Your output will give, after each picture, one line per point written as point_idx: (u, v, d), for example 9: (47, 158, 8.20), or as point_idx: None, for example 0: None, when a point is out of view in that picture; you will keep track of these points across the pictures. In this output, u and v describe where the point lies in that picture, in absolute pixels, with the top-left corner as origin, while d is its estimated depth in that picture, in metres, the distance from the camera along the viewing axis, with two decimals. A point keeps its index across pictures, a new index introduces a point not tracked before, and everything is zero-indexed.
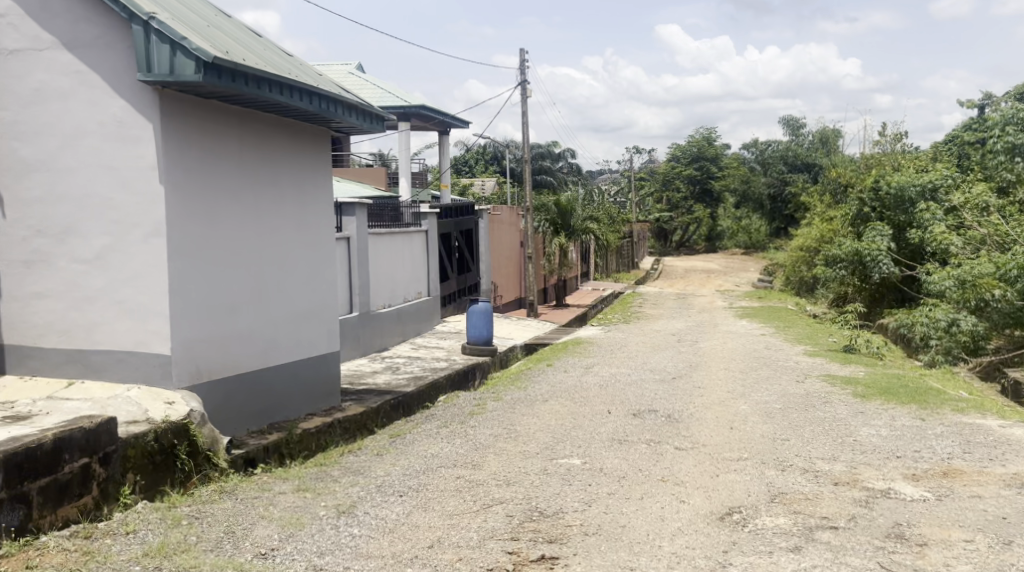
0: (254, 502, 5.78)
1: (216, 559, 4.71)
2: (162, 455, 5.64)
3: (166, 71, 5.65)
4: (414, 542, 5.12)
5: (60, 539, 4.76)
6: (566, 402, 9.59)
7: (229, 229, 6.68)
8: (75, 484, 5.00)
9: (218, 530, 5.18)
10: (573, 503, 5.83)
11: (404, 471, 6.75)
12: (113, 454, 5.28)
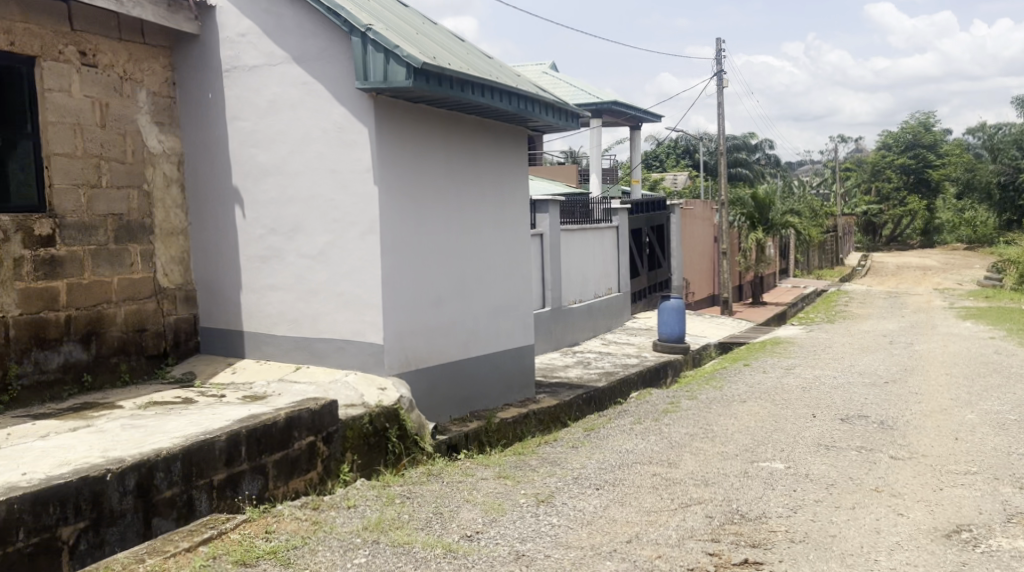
0: (459, 485, 6.01)
1: (427, 537, 4.94)
2: (376, 437, 5.99)
3: (380, 78, 5.96)
4: (613, 535, 5.14)
5: (293, 508, 5.19)
6: (766, 403, 9.29)
7: (434, 226, 6.95)
8: (303, 460, 5.42)
9: (428, 510, 5.43)
10: (778, 509, 5.65)
11: (600, 465, 6.79)
12: (335, 434, 5.67)
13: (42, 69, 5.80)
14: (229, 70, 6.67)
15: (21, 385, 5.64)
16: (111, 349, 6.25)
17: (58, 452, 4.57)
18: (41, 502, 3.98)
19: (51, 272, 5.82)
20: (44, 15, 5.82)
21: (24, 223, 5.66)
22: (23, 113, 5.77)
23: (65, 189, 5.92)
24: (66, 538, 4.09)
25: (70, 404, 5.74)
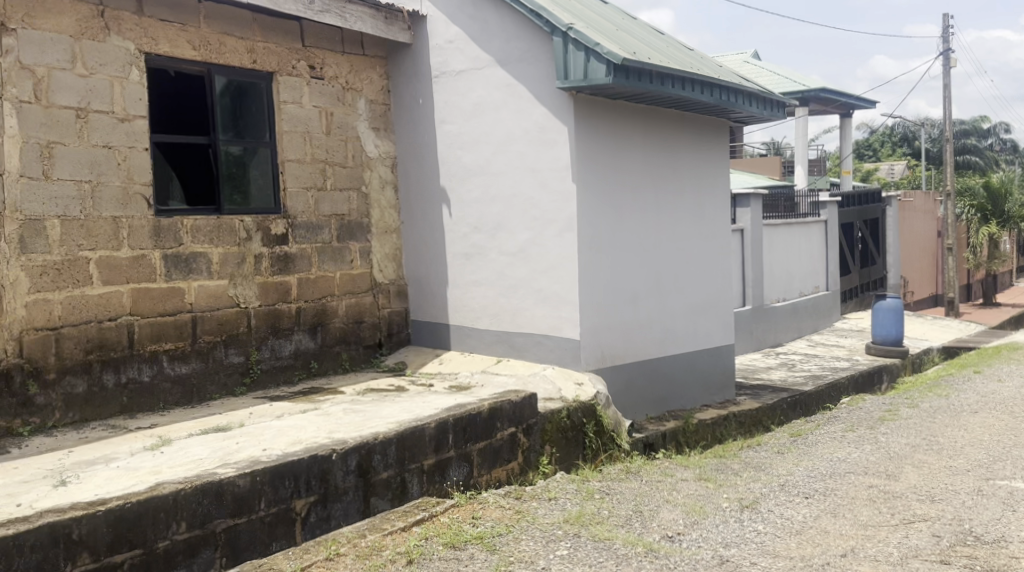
0: (659, 485, 5.95)
1: (628, 535, 4.93)
2: (574, 431, 6.05)
3: (581, 77, 6.00)
4: (826, 548, 4.90)
5: (498, 496, 5.34)
6: (1002, 416, 8.52)
7: (632, 223, 6.90)
8: (505, 450, 5.57)
9: (628, 507, 5.42)
10: (1018, 533, 5.16)
11: (810, 473, 6.49)
12: (535, 426, 5.78)
13: (279, 83, 6.31)
14: (438, 75, 6.91)
15: (261, 368, 6.17)
16: (334, 339, 6.70)
17: (291, 432, 4.95)
18: (278, 476, 4.32)
19: (284, 267, 6.31)
20: (280, 33, 6.31)
21: (263, 223, 6.18)
22: (264, 124, 6.29)
23: (296, 192, 6.40)
24: (299, 510, 4.43)
25: (299, 388, 6.21)
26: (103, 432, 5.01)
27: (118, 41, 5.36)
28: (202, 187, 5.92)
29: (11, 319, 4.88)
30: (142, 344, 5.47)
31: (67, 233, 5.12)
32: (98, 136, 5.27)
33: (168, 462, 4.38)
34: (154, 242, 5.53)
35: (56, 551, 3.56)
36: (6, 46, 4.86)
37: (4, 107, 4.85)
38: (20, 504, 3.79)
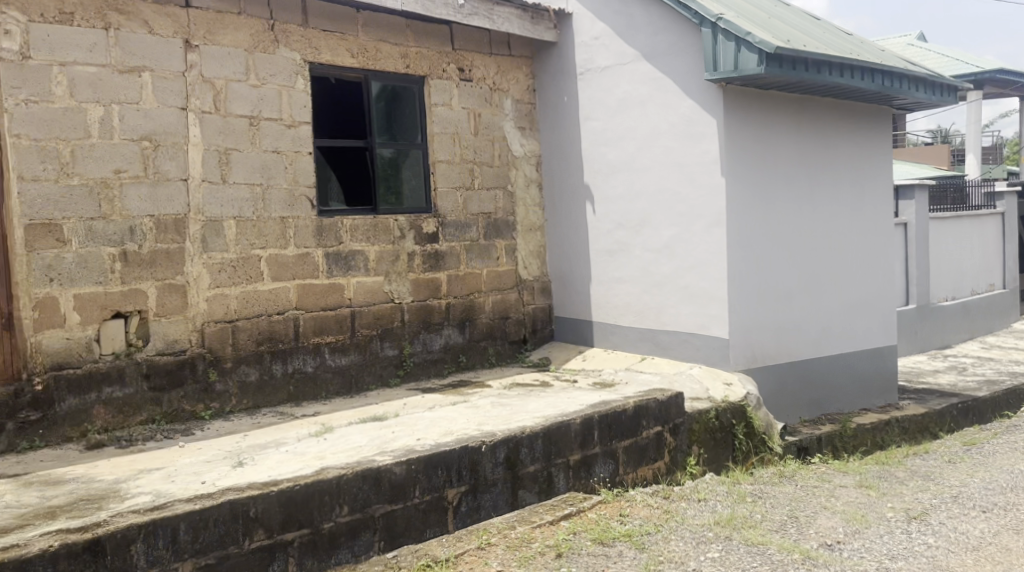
0: (816, 491, 5.79)
1: (783, 540, 4.84)
2: (722, 432, 6.00)
3: (732, 67, 5.83)
4: (1004, 566, 4.62)
5: (645, 495, 5.36)
6: None
7: (785, 219, 6.70)
8: (651, 448, 5.59)
9: (783, 512, 5.32)
10: None
11: (985, 484, 6.13)
12: (682, 426, 5.77)
13: (431, 86, 6.53)
14: (584, 72, 6.97)
15: (413, 361, 6.42)
16: (481, 334, 6.89)
17: (443, 423, 5.15)
18: (432, 466, 4.52)
19: (435, 264, 6.54)
20: (432, 38, 6.54)
21: (416, 222, 6.43)
22: (416, 126, 6.54)
23: (446, 192, 6.62)
24: (451, 499, 4.61)
25: (449, 381, 6.43)
26: (273, 418, 5.38)
27: (286, 52, 5.71)
28: (360, 188, 6.23)
29: (195, 313, 5.31)
30: (306, 337, 5.82)
31: (241, 233, 5.51)
32: (268, 142, 5.64)
33: (331, 449, 4.67)
34: (317, 241, 5.87)
35: (235, 527, 3.87)
36: (190, 62, 5.28)
37: (188, 117, 5.27)
38: (203, 482, 4.14)
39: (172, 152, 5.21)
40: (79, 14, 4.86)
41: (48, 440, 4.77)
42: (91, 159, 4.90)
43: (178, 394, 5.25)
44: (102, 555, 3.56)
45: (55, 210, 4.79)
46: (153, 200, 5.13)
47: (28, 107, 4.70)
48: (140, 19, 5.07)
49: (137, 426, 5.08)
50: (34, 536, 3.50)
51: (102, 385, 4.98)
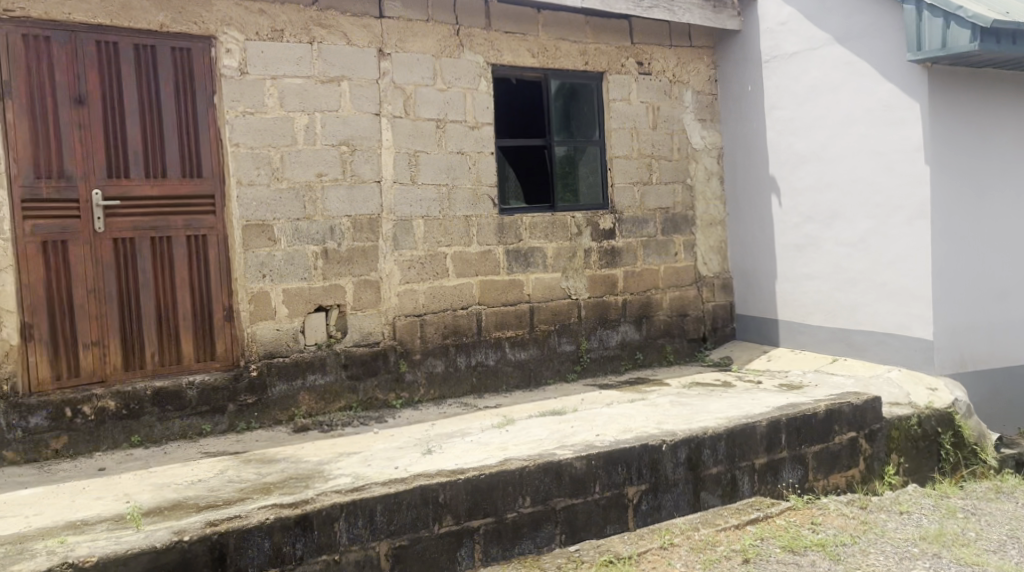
0: None
1: (1002, 562, 4.52)
2: (926, 441, 5.66)
3: (938, 46, 5.45)
4: None
5: (839, 504, 5.19)
6: None
7: (1008, 210, 6.10)
8: (845, 456, 5.39)
9: (1000, 531, 4.97)
10: None
11: None
12: (879, 433, 5.52)
13: (609, 82, 6.55)
14: (770, 59, 6.73)
15: (591, 357, 6.49)
16: (659, 331, 6.86)
17: (622, 420, 5.21)
18: (612, 462, 4.60)
19: (611, 260, 6.58)
20: (612, 34, 6.57)
21: (593, 218, 6.49)
22: (594, 123, 6.59)
23: (624, 187, 6.63)
24: (631, 497, 4.67)
25: (626, 378, 6.46)
26: (457, 408, 5.61)
27: (470, 56, 5.92)
28: (539, 186, 6.37)
29: (387, 307, 5.62)
30: (488, 331, 6.02)
31: (429, 231, 5.77)
32: (453, 143, 5.87)
33: (513, 441, 4.84)
34: (498, 238, 6.06)
35: (426, 511, 4.14)
36: (384, 70, 5.58)
37: (381, 122, 5.58)
38: (396, 468, 4.41)
39: (368, 156, 5.53)
40: (288, 31, 5.25)
41: (262, 422, 5.21)
42: (297, 163, 5.29)
43: (373, 382, 5.57)
44: (310, 530, 3.89)
45: (267, 212, 5.21)
46: (350, 201, 5.47)
47: (245, 118, 5.13)
48: (340, 31, 5.41)
49: (336, 412, 5.45)
50: (253, 509, 3.86)
51: (307, 372, 5.36)
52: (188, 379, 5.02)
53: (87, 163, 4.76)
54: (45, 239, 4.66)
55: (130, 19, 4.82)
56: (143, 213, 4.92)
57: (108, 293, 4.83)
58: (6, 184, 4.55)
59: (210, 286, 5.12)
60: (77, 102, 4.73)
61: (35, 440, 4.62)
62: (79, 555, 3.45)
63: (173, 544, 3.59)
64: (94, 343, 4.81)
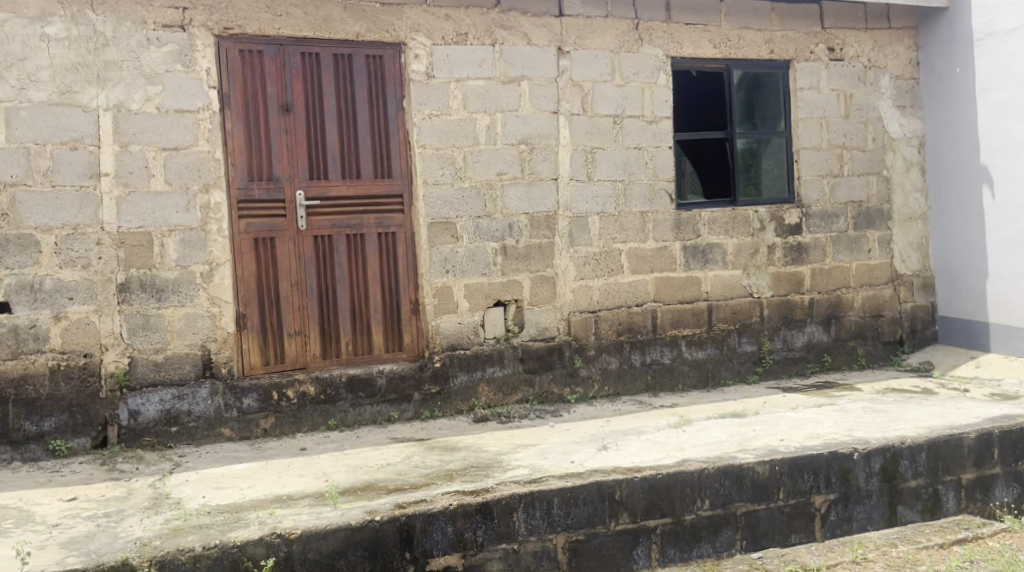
0: None
1: None
2: None
3: None
4: None
5: None
6: None
7: None
8: None
9: None
10: None
11: None
12: None
13: (796, 70, 6.28)
14: (983, 37, 6.16)
15: (773, 358, 6.26)
16: (851, 333, 6.49)
17: (808, 425, 5.00)
18: (797, 469, 4.46)
19: (798, 256, 6.30)
20: (800, 20, 6.28)
21: (778, 213, 6.24)
22: (779, 113, 6.34)
23: (812, 180, 6.33)
24: (819, 507, 4.52)
25: (813, 382, 6.17)
26: (632, 406, 5.60)
27: (649, 50, 5.87)
28: (719, 181, 6.22)
29: (563, 303, 5.69)
30: (664, 328, 5.95)
31: (605, 227, 5.78)
32: (631, 138, 5.84)
33: (691, 441, 4.78)
34: (675, 234, 5.97)
35: (603, 507, 4.17)
36: (563, 68, 5.64)
37: (559, 120, 5.64)
38: (573, 462, 4.46)
39: (545, 154, 5.61)
40: (472, 34, 5.42)
41: (445, 411, 5.42)
42: (479, 163, 5.45)
43: (549, 376, 5.66)
44: (490, 518, 4.01)
45: (451, 210, 5.40)
46: (528, 199, 5.58)
47: (432, 120, 5.34)
48: (520, 32, 5.53)
49: (514, 404, 5.58)
50: (438, 494, 4.03)
51: (487, 365, 5.52)
52: (378, 368, 5.30)
53: (292, 166, 5.13)
54: (256, 237, 5.07)
55: (331, 31, 5.14)
56: (340, 212, 5.23)
57: (308, 286, 5.18)
58: (224, 187, 4.98)
59: (398, 281, 5.37)
60: (284, 109, 5.10)
61: (247, 419, 5.03)
62: (285, 527, 3.72)
63: (366, 523, 3.80)
64: (297, 333, 5.18)
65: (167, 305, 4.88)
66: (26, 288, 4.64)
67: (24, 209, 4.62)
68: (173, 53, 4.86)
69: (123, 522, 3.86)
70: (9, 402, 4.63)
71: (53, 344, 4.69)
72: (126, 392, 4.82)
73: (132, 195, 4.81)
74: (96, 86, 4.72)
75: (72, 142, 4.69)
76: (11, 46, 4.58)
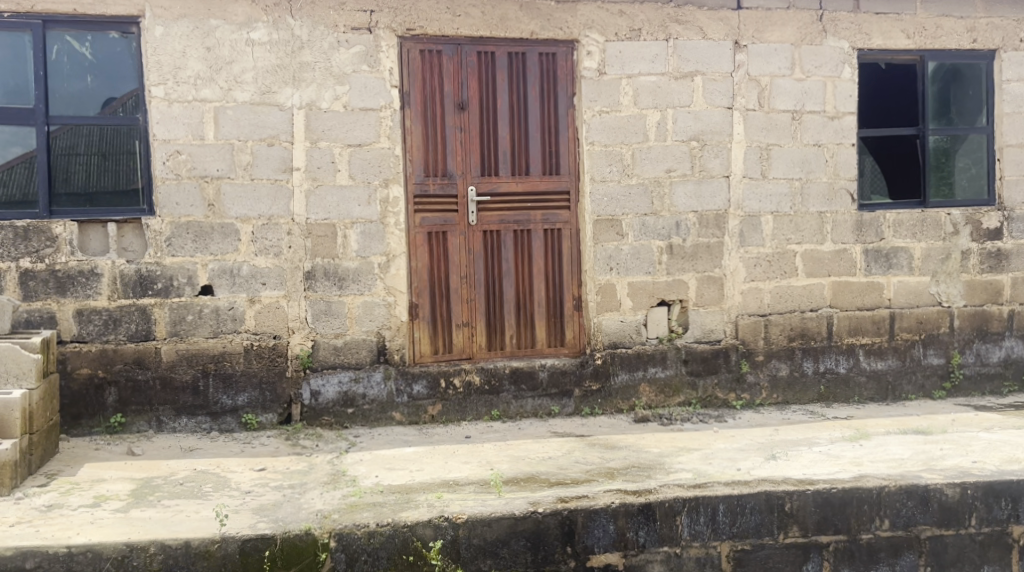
0: None
1: None
2: None
3: None
4: None
5: None
6: None
7: None
8: None
9: None
10: None
11: None
12: None
13: (1003, 61, 5.75)
14: None
15: (964, 374, 5.78)
16: None
17: (1006, 448, 4.59)
18: (993, 494, 4.10)
19: (997, 265, 5.78)
20: (1009, 4, 5.73)
21: (974, 216, 5.75)
22: (980, 108, 5.83)
23: (1016, 180, 5.79)
24: (1017, 537, 4.15)
25: (1010, 401, 5.65)
26: (802, 416, 5.36)
27: (834, 42, 5.57)
28: (908, 180, 5.80)
29: (731, 305, 5.53)
30: (841, 336, 5.64)
31: (779, 227, 5.56)
32: (811, 135, 5.57)
33: (869, 456, 4.50)
34: (857, 236, 5.64)
35: (772, 518, 4.02)
36: (739, 62, 5.46)
37: (734, 116, 5.47)
38: (738, 469, 4.32)
39: (718, 151, 5.46)
40: (646, 29, 5.36)
41: (605, 409, 5.42)
42: (648, 160, 5.39)
43: (713, 380, 5.54)
44: (653, 519, 3.95)
45: (618, 208, 5.37)
46: (698, 197, 5.45)
47: (602, 117, 5.34)
48: (696, 26, 5.41)
49: (676, 406, 5.49)
50: (601, 492, 4.02)
51: (649, 365, 5.47)
52: (541, 362, 5.37)
53: (465, 163, 5.29)
54: (430, 230, 5.27)
55: (506, 30, 5.24)
56: (509, 207, 5.34)
57: (477, 280, 5.33)
58: (402, 182, 5.20)
59: (563, 277, 5.42)
60: (459, 107, 5.27)
61: (416, 405, 5.25)
62: (453, 511, 3.84)
63: (529, 514, 3.86)
64: (464, 324, 5.34)
65: (348, 292, 5.15)
66: (227, 272, 5.03)
67: (227, 201, 5.01)
68: (360, 55, 5.10)
69: (306, 494, 4.13)
70: (210, 376, 5.05)
71: (248, 325, 5.06)
72: (309, 372, 5.15)
73: (320, 188, 5.10)
74: (292, 87, 5.04)
75: (270, 138, 5.03)
76: (222, 50, 4.97)
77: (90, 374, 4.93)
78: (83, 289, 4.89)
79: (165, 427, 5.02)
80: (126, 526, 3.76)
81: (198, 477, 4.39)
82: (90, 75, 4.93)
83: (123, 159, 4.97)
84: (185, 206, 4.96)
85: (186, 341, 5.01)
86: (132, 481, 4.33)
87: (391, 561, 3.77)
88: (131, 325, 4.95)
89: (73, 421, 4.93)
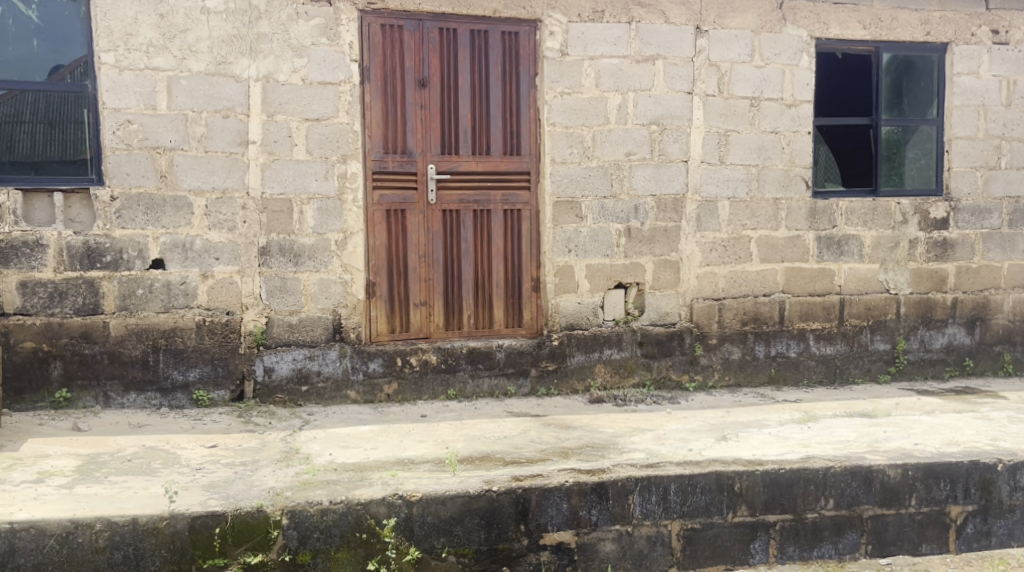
0: None
1: None
2: None
3: None
4: None
5: None
6: None
7: None
8: None
9: None
10: None
11: None
12: None
13: (954, 54, 5.88)
14: None
15: (908, 359, 5.95)
16: (997, 337, 6.09)
17: (946, 431, 4.74)
18: (933, 476, 4.25)
19: (942, 254, 5.94)
20: None
21: (922, 206, 5.90)
22: (931, 100, 5.97)
23: (963, 171, 5.94)
24: (954, 517, 4.30)
25: (951, 386, 5.83)
26: (753, 399, 5.47)
27: (793, 30, 5.64)
28: (860, 169, 5.92)
29: (686, 288, 5.60)
30: (793, 321, 5.76)
31: (735, 213, 5.63)
32: (768, 122, 5.64)
33: (816, 438, 4.62)
34: (810, 224, 5.75)
35: (721, 498, 4.10)
36: (700, 47, 5.49)
37: (694, 101, 5.51)
38: (690, 450, 4.40)
39: (677, 135, 5.50)
40: (609, 12, 5.36)
41: (561, 389, 5.47)
42: (609, 143, 5.41)
43: (667, 362, 5.61)
44: (606, 498, 4.01)
45: (577, 189, 5.39)
46: (656, 180, 5.49)
47: (564, 98, 5.33)
48: (658, 10, 5.42)
49: (630, 387, 5.56)
50: (555, 471, 4.06)
51: (605, 347, 5.52)
52: (497, 342, 5.39)
53: (425, 141, 5.26)
54: (389, 208, 5.23)
55: (469, 7, 5.20)
56: (469, 186, 5.33)
57: (435, 259, 5.32)
58: (361, 158, 5.14)
59: (521, 258, 5.43)
60: (420, 84, 5.22)
61: (372, 383, 5.22)
62: (407, 489, 3.85)
63: (483, 493, 3.88)
64: (422, 303, 5.33)
65: (303, 269, 5.09)
66: (179, 246, 4.94)
67: (180, 173, 4.90)
68: (319, 28, 5.02)
69: (258, 471, 4.10)
70: (160, 352, 4.96)
71: (200, 300, 4.98)
72: (263, 349, 5.09)
73: (276, 162, 5.02)
74: (249, 58, 4.94)
75: (225, 110, 4.93)
76: (175, 18, 4.84)
77: (34, 347, 4.81)
78: (28, 261, 4.75)
79: (112, 403, 4.92)
80: (70, 502, 3.69)
81: (146, 453, 4.33)
82: (36, 39, 4.77)
83: (69, 128, 4.83)
84: (136, 177, 4.85)
85: (136, 316, 4.92)
86: (77, 457, 4.25)
87: (343, 539, 3.77)
88: (77, 298, 4.84)
89: (15, 395, 4.81)
